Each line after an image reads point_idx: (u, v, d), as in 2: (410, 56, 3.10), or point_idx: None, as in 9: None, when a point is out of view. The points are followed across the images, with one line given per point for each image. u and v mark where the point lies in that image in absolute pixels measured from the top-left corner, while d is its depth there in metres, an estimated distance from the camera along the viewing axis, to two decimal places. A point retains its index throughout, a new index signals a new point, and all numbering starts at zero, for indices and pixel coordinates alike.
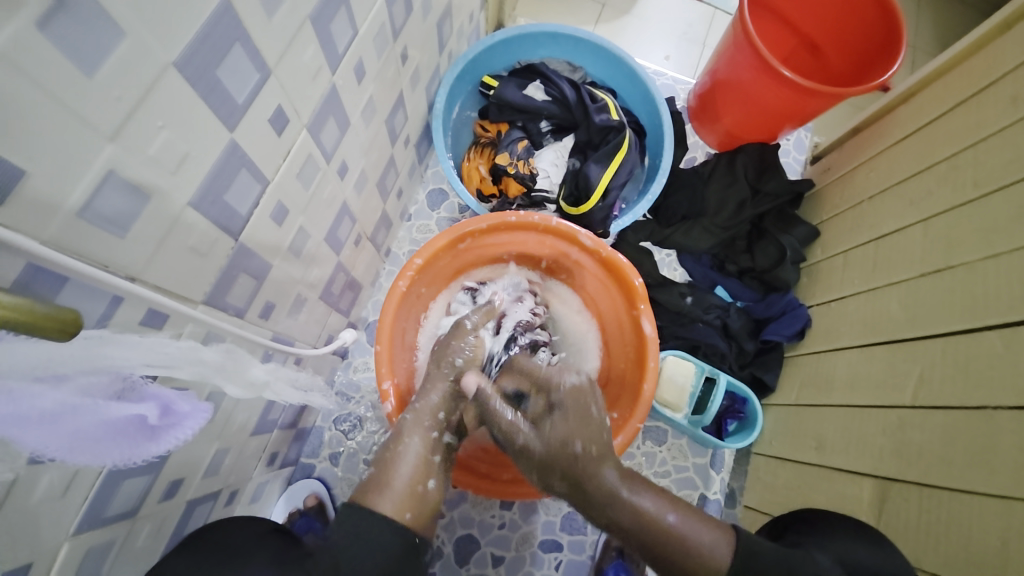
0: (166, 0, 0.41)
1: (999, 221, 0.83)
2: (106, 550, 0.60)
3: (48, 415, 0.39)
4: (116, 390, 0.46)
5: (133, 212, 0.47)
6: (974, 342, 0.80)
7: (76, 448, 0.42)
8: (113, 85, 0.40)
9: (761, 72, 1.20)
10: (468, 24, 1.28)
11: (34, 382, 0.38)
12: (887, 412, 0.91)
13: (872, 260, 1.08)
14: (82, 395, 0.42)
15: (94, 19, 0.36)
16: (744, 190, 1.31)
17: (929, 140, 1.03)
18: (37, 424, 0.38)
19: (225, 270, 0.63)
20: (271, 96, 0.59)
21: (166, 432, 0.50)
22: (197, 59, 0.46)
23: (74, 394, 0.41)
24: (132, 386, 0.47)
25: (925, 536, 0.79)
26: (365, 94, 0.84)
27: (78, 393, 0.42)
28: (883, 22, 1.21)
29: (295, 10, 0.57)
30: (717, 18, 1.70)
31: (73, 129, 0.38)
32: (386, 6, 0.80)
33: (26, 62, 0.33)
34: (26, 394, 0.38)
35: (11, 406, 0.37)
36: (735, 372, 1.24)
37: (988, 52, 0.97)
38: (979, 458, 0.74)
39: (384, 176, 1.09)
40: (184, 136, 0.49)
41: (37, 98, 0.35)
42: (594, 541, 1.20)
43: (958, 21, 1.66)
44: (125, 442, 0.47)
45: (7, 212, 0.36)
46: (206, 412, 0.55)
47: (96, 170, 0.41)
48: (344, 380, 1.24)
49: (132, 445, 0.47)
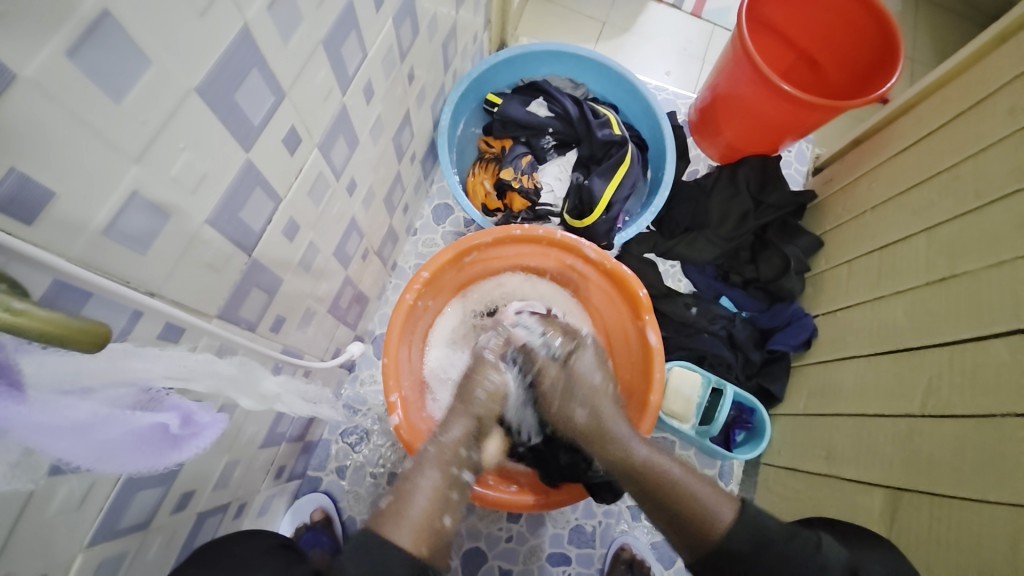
0: (189, 31, 0.43)
1: (1002, 229, 0.83)
2: (118, 562, 0.61)
3: (80, 425, 0.41)
4: (140, 401, 0.47)
5: (154, 230, 0.48)
6: (981, 350, 0.80)
7: (103, 456, 0.44)
8: (139, 111, 0.42)
9: (762, 86, 1.22)
10: (472, 44, 1.32)
11: (64, 395, 0.40)
12: (896, 420, 0.91)
13: (876, 270, 1.08)
14: (110, 406, 0.44)
15: (123, 50, 0.38)
16: (747, 202, 1.33)
17: (930, 150, 1.05)
18: (69, 433, 0.40)
19: (239, 284, 0.65)
20: (285, 117, 0.61)
21: (188, 442, 0.52)
22: (217, 85, 0.49)
23: (104, 405, 0.43)
24: (155, 397, 0.49)
25: (936, 544, 0.78)
26: (374, 113, 0.87)
27: (107, 404, 0.43)
28: (880, 37, 1.24)
29: (309, 36, 0.60)
30: (716, 35, 1.74)
31: (101, 153, 0.40)
32: (395, 29, 0.82)
33: (61, 92, 0.35)
34: (59, 405, 0.39)
35: (47, 417, 0.38)
36: (742, 382, 1.24)
37: (985, 64, 0.99)
38: (989, 466, 0.73)
39: (391, 192, 1.11)
40: (203, 158, 0.51)
41: (70, 125, 0.37)
42: (602, 554, 1.19)
43: (955, 33, 1.69)
44: (147, 451, 0.48)
45: (37, 232, 0.38)
46: (223, 422, 0.56)
47: (121, 190, 0.43)
48: (351, 392, 1.25)
49: (154, 455, 0.49)
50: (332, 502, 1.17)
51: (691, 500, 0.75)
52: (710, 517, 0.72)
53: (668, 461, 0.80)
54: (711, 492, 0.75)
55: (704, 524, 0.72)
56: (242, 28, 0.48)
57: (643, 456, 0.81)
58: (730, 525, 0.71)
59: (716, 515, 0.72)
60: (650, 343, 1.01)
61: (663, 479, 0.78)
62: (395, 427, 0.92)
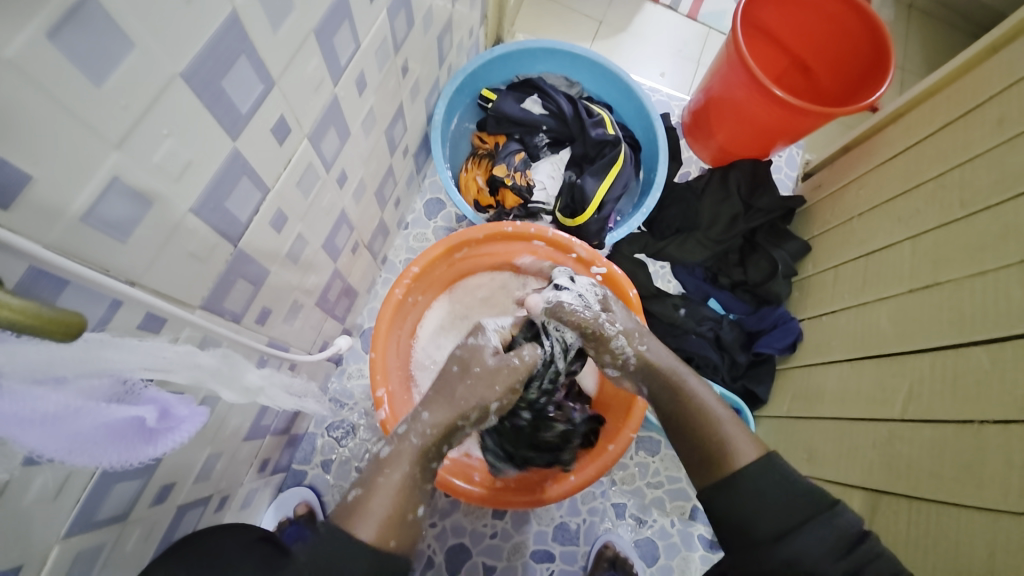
0: (175, 15, 0.42)
1: (986, 239, 0.85)
2: (95, 554, 0.60)
3: (50, 416, 0.39)
4: (115, 393, 0.47)
5: (135, 218, 0.47)
6: (961, 357, 0.81)
7: (75, 449, 0.42)
8: (121, 95, 0.41)
9: (755, 91, 1.23)
10: (468, 39, 1.31)
11: (34, 385, 0.38)
12: (877, 425, 0.92)
13: (862, 275, 1.10)
14: (82, 397, 0.43)
15: (104, 32, 0.37)
16: (737, 205, 1.34)
17: (918, 159, 1.06)
18: (38, 424, 0.39)
19: (224, 275, 0.64)
20: (273, 106, 0.60)
21: (163, 436, 0.50)
22: (204, 71, 0.48)
23: (75, 396, 0.42)
24: (131, 390, 0.49)
25: (913, 547, 0.80)
26: (366, 105, 0.86)
27: (79, 395, 0.42)
28: (872, 45, 1.25)
29: (300, 24, 0.59)
30: (711, 37, 1.74)
31: (80, 137, 0.39)
32: (389, 20, 0.82)
33: (38, 73, 0.34)
34: (27, 395, 0.38)
35: (13, 406, 0.37)
36: (728, 384, 1.25)
37: (974, 76, 1.01)
38: (967, 472, 0.75)
39: (383, 185, 1.10)
40: (188, 145, 0.50)
41: (48, 107, 0.36)
42: (585, 551, 1.19)
43: (945, 44, 1.71)
44: (122, 444, 0.47)
45: (12, 217, 0.37)
46: (203, 417, 0.55)
47: (101, 176, 0.42)
48: (338, 386, 1.24)
49: (128, 449, 0.47)
50: (316, 497, 1.16)
51: (723, 440, 0.75)
52: (734, 453, 0.73)
53: (722, 407, 0.80)
54: (744, 435, 0.75)
55: (732, 454, 0.73)
56: (230, 14, 0.48)
57: (684, 386, 0.83)
58: (760, 462, 0.70)
59: (740, 452, 0.73)
60: None
61: (693, 405, 0.81)
62: (382, 422, 0.93)
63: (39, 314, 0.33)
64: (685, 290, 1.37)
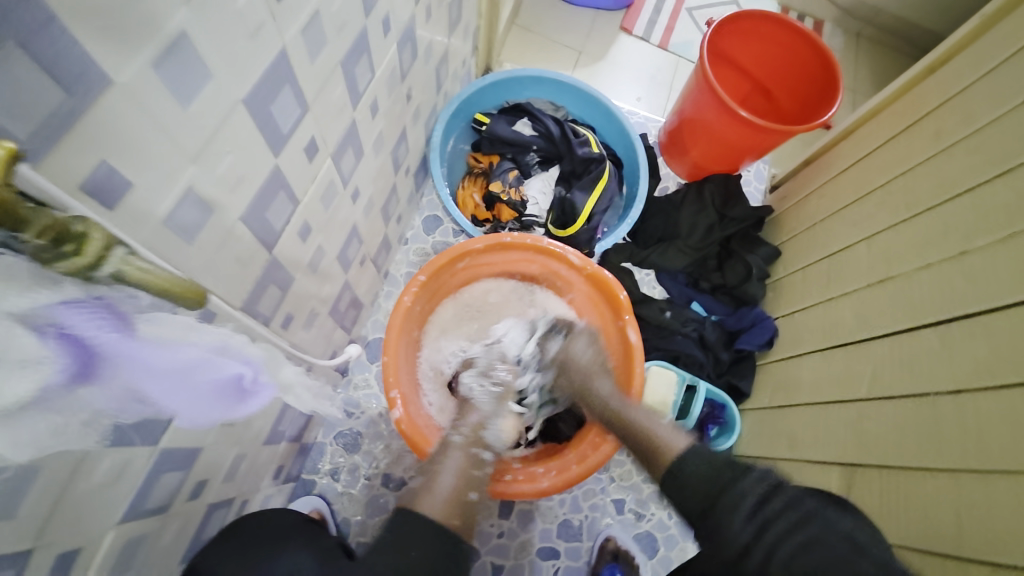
0: (243, 50, 0.50)
1: (930, 236, 0.97)
2: (140, 543, 0.64)
3: (189, 366, 0.50)
4: (226, 352, 0.57)
5: (199, 223, 0.54)
6: (917, 339, 0.92)
7: (194, 400, 0.53)
8: (200, 117, 0.48)
9: (723, 112, 1.36)
10: (460, 69, 1.42)
11: (180, 341, 0.49)
12: (847, 407, 1.02)
13: (826, 274, 1.22)
14: (208, 354, 0.53)
15: (193, 65, 0.45)
16: (712, 216, 1.46)
17: (868, 169, 1.20)
18: (181, 374, 0.49)
19: (260, 280, 0.70)
20: (307, 128, 0.68)
21: (251, 398, 0.62)
22: (259, 97, 0.56)
23: (204, 352, 0.52)
24: (235, 352, 0.59)
25: (887, 513, 0.88)
26: (377, 127, 0.95)
27: (206, 352, 0.53)
28: (823, 70, 1.41)
29: (331, 56, 0.67)
30: (681, 65, 1.90)
31: (167, 152, 0.46)
32: (398, 52, 0.91)
33: (145, 98, 0.42)
34: (178, 348, 0.48)
35: (172, 356, 0.47)
36: (713, 380, 1.34)
37: (914, 96, 1.16)
38: (929, 441, 0.84)
39: (388, 202, 1.18)
40: (242, 161, 0.57)
41: (149, 127, 0.43)
42: (589, 547, 1.24)
43: (889, 67, 1.91)
44: (223, 401, 0.58)
45: (112, 218, 0.44)
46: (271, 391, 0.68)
47: (179, 186, 0.49)
48: (345, 396, 1.28)
49: (227, 405, 0.59)
50: (326, 505, 1.19)
51: (652, 432, 0.87)
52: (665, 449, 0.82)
53: (648, 413, 0.93)
54: (667, 427, 0.88)
55: (664, 454, 0.82)
56: (281, 49, 0.56)
57: (637, 413, 0.94)
58: (684, 452, 0.79)
59: (671, 446, 0.82)
60: (630, 340, 1.10)
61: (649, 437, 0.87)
62: (396, 422, 0.97)
63: (169, 279, 0.43)
64: (670, 295, 1.46)
